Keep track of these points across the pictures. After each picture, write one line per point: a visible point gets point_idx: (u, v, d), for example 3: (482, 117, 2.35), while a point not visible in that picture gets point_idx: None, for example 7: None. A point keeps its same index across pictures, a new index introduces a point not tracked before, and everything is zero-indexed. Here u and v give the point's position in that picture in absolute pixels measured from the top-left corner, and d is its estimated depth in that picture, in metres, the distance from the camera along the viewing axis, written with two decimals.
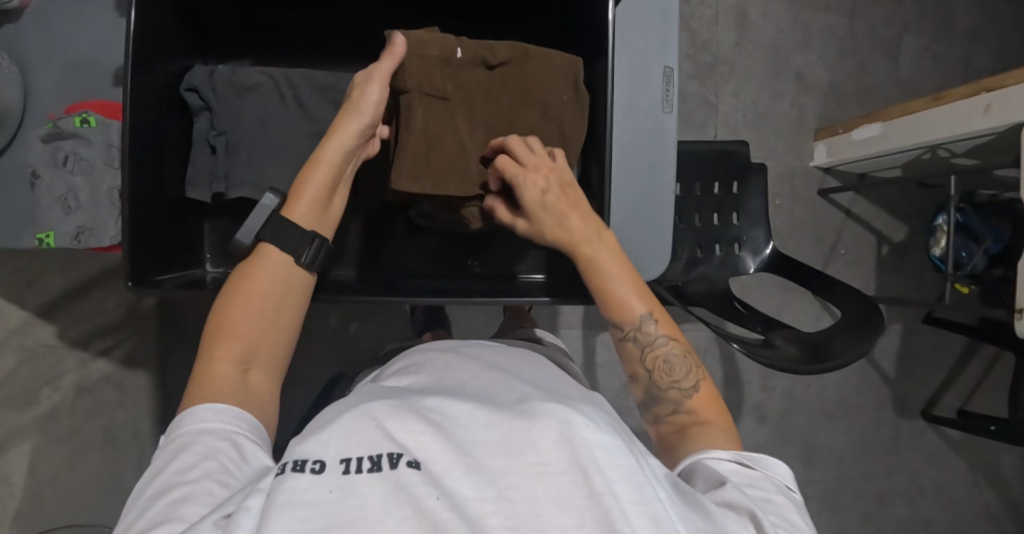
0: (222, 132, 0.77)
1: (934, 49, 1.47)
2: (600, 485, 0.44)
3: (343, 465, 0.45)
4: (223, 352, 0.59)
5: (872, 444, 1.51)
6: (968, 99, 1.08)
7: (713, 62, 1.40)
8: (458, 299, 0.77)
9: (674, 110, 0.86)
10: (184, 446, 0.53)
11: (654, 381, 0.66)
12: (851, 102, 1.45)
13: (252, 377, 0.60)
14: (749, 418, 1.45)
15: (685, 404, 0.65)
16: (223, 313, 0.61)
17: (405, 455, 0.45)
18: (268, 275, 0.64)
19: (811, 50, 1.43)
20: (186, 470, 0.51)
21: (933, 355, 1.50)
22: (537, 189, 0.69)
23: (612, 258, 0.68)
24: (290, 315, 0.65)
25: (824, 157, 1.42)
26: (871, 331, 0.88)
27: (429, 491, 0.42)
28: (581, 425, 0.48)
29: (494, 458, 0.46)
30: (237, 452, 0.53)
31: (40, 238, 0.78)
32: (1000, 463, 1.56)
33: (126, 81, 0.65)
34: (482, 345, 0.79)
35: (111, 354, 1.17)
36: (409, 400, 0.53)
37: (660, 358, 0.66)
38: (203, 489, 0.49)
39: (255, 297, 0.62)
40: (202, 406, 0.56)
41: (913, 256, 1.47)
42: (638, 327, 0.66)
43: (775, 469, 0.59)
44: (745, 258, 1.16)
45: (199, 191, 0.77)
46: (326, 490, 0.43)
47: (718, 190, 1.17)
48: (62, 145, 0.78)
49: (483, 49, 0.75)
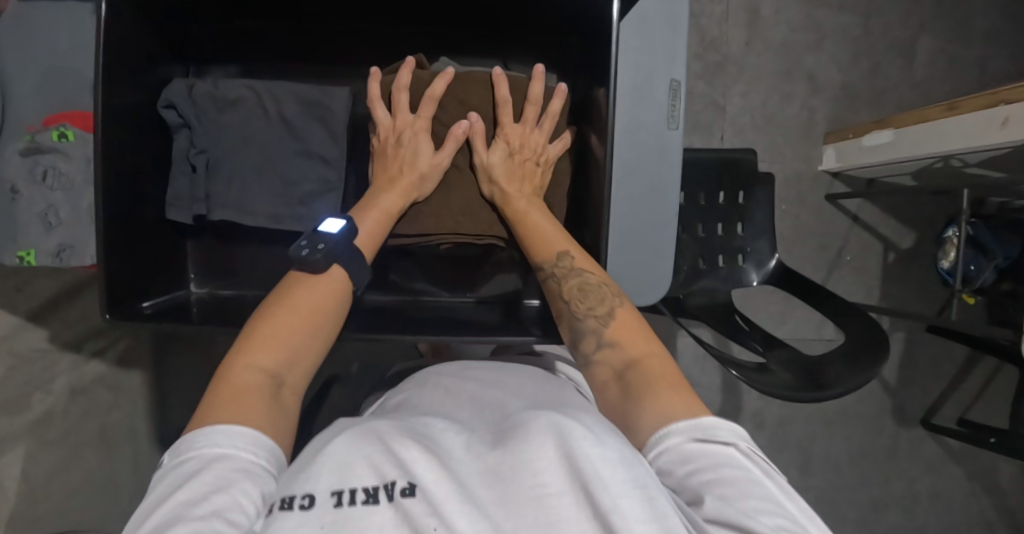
0: (202, 149, 0.75)
1: (952, 50, 1.41)
2: (605, 502, 0.46)
3: (335, 497, 0.48)
4: (260, 366, 0.61)
5: (869, 452, 1.50)
6: (985, 110, 1.04)
7: (722, 62, 1.35)
8: (461, 336, 0.75)
9: (679, 126, 0.83)
10: (195, 474, 0.51)
11: (575, 311, 0.72)
12: (863, 105, 1.40)
13: (283, 394, 0.61)
14: (747, 425, 1.45)
15: (605, 335, 0.69)
16: (269, 323, 0.64)
17: (400, 482, 0.48)
18: (312, 294, 0.67)
19: (823, 50, 1.38)
20: (196, 502, 0.49)
21: (935, 364, 1.48)
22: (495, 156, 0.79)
23: (540, 212, 0.79)
24: (332, 331, 0.68)
25: (833, 162, 1.38)
26: (873, 361, 0.86)
27: (430, 522, 0.45)
28: (582, 440, 0.50)
29: (487, 489, 0.50)
30: (253, 487, 0.51)
31: (21, 256, 0.76)
32: (998, 471, 1.54)
33: (96, 106, 0.63)
34: (485, 366, 0.77)
35: (104, 356, 1.15)
36: (403, 427, 0.56)
37: (575, 289, 0.73)
38: (211, 527, 0.47)
39: (309, 311, 0.66)
40: (221, 427, 0.55)
41: (920, 264, 1.44)
42: (555, 264, 0.75)
43: (733, 438, 0.56)
44: (748, 272, 1.14)
45: (179, 211, 0.76)
46: (319, 525, 0.46)
47: (722, 200, 1.14)
48: (41, 160, 0.76)
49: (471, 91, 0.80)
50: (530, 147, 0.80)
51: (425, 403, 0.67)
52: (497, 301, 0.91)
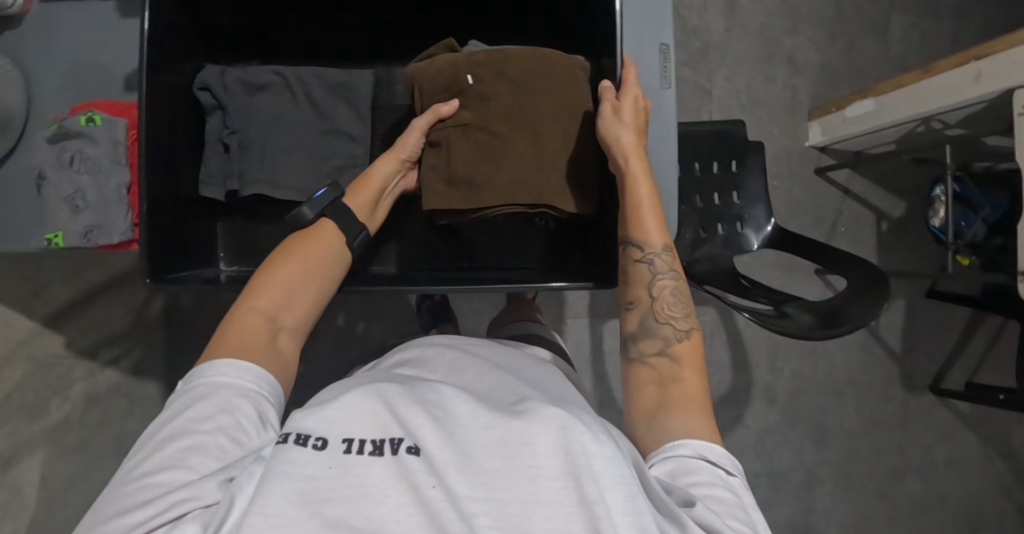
0: (235, 130, 0.74)
1: (922, 26, 1.49)
2: (590, 492, 0.42)
3: (345, 444, 0.46)
4: (256, 307, 0.60)
5: (882, 421, 1.51)
6: (958, 69, 1.10)
7: (705, 48, 1.42)
8: (457, 287, 0.78)
9: (672, 85, 0.87)
10: (201, 396, 0.52)
11: (654, 311, 0.68)
12: (843, 81, 1.47)
13: (280, 338, 0.60)
14: (759, 400, 1.45)
15: (673, 344, 0.66)
16: (272, 268, 0.63)
17: (406, 440, 0.46)
18: (313, 251, 0.66)
19: (800, 33, 1.45)
20: (202, 419, 0.50)
21: (938, 329, 1.51)
22: (612, 110, 0.71)
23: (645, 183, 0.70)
24: (331, 283, 0.66)
25: (819, 136, 1.43)
26: (879, 297, 0.89)
27: (429, 480, 0.43)
28: (580, 431, 0.45)
29: (489, 458, 0.45)
30: (256, 416, 0.52)
31: (49, 239, 0.77)
32: (1010, 434, 1.56)
33: (140, 82, 0.63)
34: (489, 345, 0.79)
35: (121, 364, 1.11)
36: (417, 391, 0.53)
37: (667, 289, 0.69)
38: (214, 442, 0.49)
39: (313, 263, 0.65)
40: (225, 360, 0.55)
41: (913, 231, 1.48)
42: (654, 253, 0.69)
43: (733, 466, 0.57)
44: (748, 237, 1.17)
45: (213, 189, 0.76)
46: (327, 466, 0.44)
47: (717, 170, 1.18)
48: (68, 145, 0.78)
49: (495, 62, 0.74)
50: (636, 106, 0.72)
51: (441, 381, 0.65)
52: (520, 267, 0.93)
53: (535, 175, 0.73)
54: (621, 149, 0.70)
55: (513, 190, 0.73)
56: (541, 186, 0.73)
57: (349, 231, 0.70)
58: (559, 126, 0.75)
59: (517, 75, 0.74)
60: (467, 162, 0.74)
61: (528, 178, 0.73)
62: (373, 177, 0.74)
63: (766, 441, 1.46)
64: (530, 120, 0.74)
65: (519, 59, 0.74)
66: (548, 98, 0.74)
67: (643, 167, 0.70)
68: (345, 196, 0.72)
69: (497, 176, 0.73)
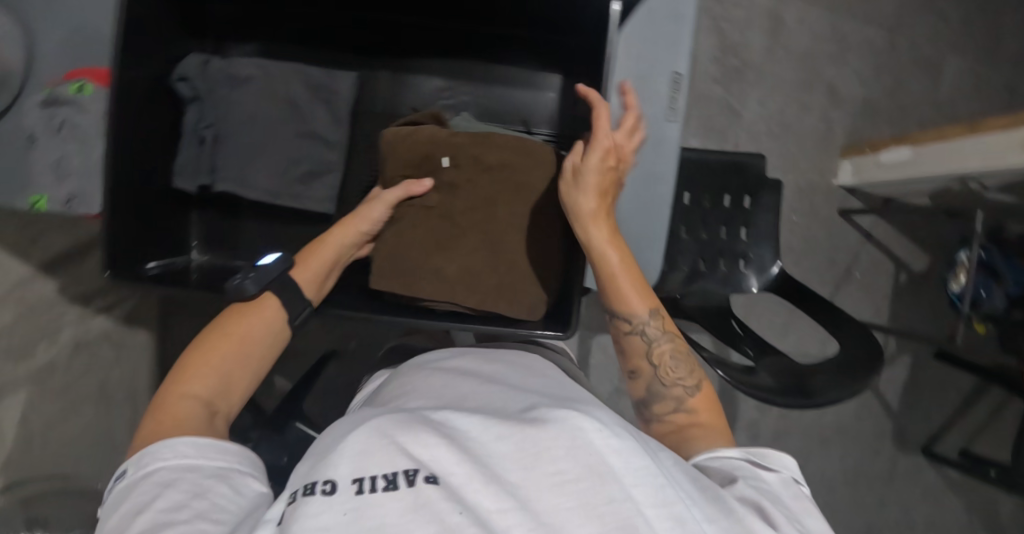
0: (211, 124, 0.77)
1: (977, 71, 1.41)
2: (616, 492, 0.40)
3: (356, 485, 0.39)
4: (194, 393, 0.57)
5: (867, 475, 1.45)
6: (1007, 130, 1.00)
7: (741, 67, 1.34)
8: (459, 323, 0.73)
9: (678, 119, 0.80)
10: (167, 484, 0.48)
11: (657, 377, 0.67)
12: (883, 120, 1.39)
13: (217, 419, 0.58)
14: (743, 436, 1.41)
15: (686, 402, 0.64)
16: (206, 349, 0.61)
17: (420, 469, 0.40)
18: (259, 325, 0.64)
19: (846, 63, 1.37)
20: (175, 508, 0.45)
21: (941, 391, 1.44)
22: (577, 155, 0.70)
23: (610, 248, 0.67)
24: (274, 355, 0.65)
25: (849, 176, 1.36)
26: (864, 373, 0.87)
27: (450, 507, 0.38)
28: (593, 428, 0.43)
29: (509, 470, 0.41)
30: (228, 487, 0.49)
31: (32, 202, 0.78)
32: (999, 507, 1.50)
33: (114, 66, 0.62)
34: (478, 350, 0.70)
35: (112, 312, 1.18)
36: (419, 412, 0.47)
37: (666, 354, 0.67)
38: (193, 528, 0.44)
39: (253, 343, 0.63)
40: (176, 443, 0.52)
41: (932, 286, 1.41)
42: (645, 321, 0.67)
43: (785, 464, 0.56)
44: (749, 277, 1.13)
45: (185, 180, 0.77)
46: (342, 512, 0.38)
47: (728, 203, 1.13)
48: (59, 111, 0.79)
49: (471, 152, 0.74)
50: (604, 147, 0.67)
51: (453, 382, 0.59)
52: None
53: (483, 277, 0.74)
54: (578, 213, 0.68)
55: (455, 287, 0.74)
56: (485, 288, 0.74)
57: (293, 310, 0.67)
58: (526, 228, 0.74)
59: (492, 170, 0.74)
60: (416, 253, 0.75)
61: (472, 278, 0.74)
62: (327, 248, 0.73)
63: None
64: (492, 217, 0.74)
65: (499, 150, 0.74)
66: (513, 200, 0.74)
67: (606, 233, 0.67)
68: (291, 269, 0.69)
69: (445, 269, 0.74)
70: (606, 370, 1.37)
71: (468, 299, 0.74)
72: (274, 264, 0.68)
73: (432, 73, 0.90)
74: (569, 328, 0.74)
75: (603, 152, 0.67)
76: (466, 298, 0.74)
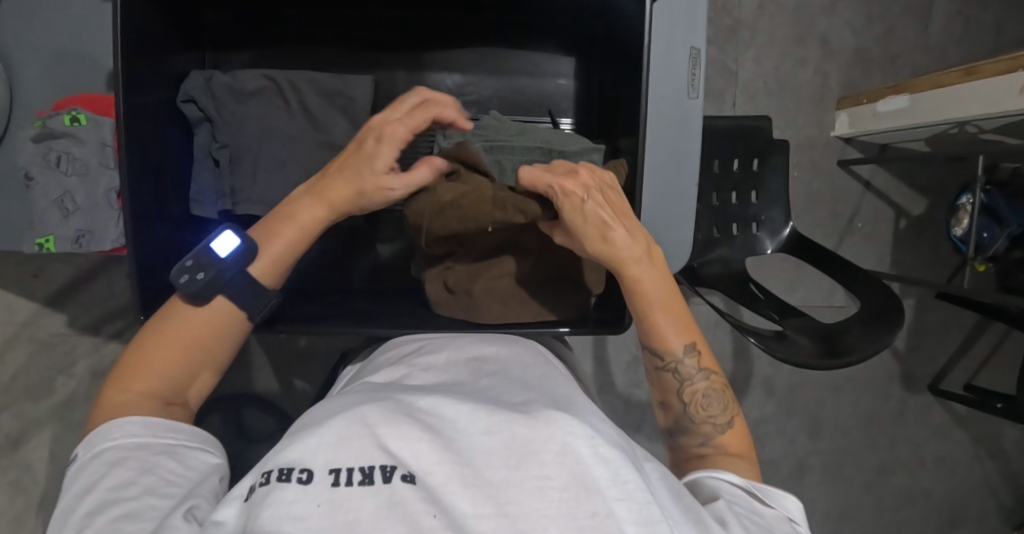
0: (225, 144, 0.74)
1: (967, 13, 1.41)
2: (599, 507, 0.40)
3: (332, 476, 0.39)
4: (139, 385, 0.55)
5: (877, 418, 1.51)
6: (1004, 75, 1.00)
7: (735, 26, 1.32)
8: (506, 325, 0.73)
9: (700, 95, 0.79)
10: (116, 462, 0.50)
11: (687, 412, 0.65)
12: (876, 69, 1.39)
13: (173, 412, 0.57)
14: (757, 392, 1.45)
15: (716, 438, 0.64)
16: (154, 335, 0.57)
17: (398, 467, 0.40)
18: (200, 314, 0.59)
19: (838, 13, 1.36)
20: (124, 486, 0.48)
21: (944, 330, 1.49)
22: (579, 198, 0.60)
23: (656, 281, 0.63)
24: (233, 348, 0.62)
25: (846, 128, 1.36)
26: (889, 328, 0.90)
27: (426, 508, 0.38)
28: (584, 436, 0.43)
29: (494, 470, 0.41)
30: (177, 465, 0.52)
31: (39, 243, 0.75)
32: (1002, 436, 1.57)
33: (119, 102, 0.61)
34: (491, 333, 0.69)
35: (123, 338, 1.08)
36: (405, 399, 0.47)
37: (699, 393, 0.65)
38: (146, 504, 0.47)
39: (200, 334, 0.58)
40: (120, 424, 0.53)
41: (933, 230, 1.44)
42: (679, 361, 0.65)
43: (785, 503, 0.56)
44: (762, 240, 1.14)
45: (205, 207, 0.74)
46: (315, 503, 0.38)
47: (737, 168, 1.12)
48: (54, 145, 0.74)
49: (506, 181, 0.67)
50: (608, 192, 0.63)
51: (442, 370, 0.59)
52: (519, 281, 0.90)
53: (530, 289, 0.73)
54: (619, 259, 0.62)
55: (506, 300, 0.72)
56: (535, 303, 0.74)
57: (252, 307, 0.61)
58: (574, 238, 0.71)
59: None
60: (463, 274, 0.72)
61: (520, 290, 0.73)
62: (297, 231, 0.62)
63: (759, 430, 1.47)
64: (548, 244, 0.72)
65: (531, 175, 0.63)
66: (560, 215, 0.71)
67: (651, 271, 0.63)
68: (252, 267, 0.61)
69: (498, 286, 0.71)
70: (623, 342, 1.38)
71: (523, 316, 0.74)
72: (234, 260, 0.59)
73: (440, 67, 0.88)
74: (625, 324, 0.74)
75: (592, 189, 0.61)
76: (521, 314, 0.74)
